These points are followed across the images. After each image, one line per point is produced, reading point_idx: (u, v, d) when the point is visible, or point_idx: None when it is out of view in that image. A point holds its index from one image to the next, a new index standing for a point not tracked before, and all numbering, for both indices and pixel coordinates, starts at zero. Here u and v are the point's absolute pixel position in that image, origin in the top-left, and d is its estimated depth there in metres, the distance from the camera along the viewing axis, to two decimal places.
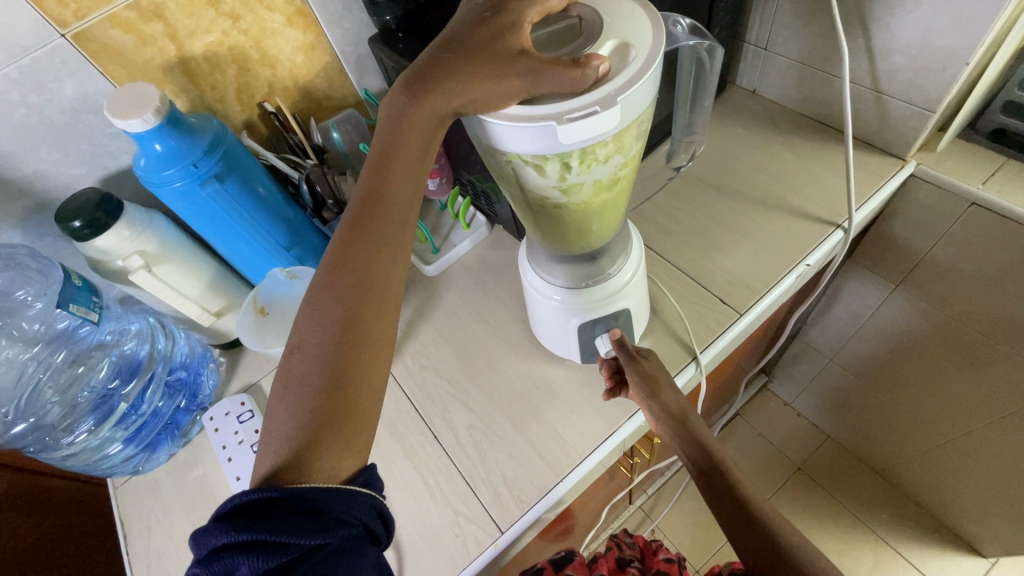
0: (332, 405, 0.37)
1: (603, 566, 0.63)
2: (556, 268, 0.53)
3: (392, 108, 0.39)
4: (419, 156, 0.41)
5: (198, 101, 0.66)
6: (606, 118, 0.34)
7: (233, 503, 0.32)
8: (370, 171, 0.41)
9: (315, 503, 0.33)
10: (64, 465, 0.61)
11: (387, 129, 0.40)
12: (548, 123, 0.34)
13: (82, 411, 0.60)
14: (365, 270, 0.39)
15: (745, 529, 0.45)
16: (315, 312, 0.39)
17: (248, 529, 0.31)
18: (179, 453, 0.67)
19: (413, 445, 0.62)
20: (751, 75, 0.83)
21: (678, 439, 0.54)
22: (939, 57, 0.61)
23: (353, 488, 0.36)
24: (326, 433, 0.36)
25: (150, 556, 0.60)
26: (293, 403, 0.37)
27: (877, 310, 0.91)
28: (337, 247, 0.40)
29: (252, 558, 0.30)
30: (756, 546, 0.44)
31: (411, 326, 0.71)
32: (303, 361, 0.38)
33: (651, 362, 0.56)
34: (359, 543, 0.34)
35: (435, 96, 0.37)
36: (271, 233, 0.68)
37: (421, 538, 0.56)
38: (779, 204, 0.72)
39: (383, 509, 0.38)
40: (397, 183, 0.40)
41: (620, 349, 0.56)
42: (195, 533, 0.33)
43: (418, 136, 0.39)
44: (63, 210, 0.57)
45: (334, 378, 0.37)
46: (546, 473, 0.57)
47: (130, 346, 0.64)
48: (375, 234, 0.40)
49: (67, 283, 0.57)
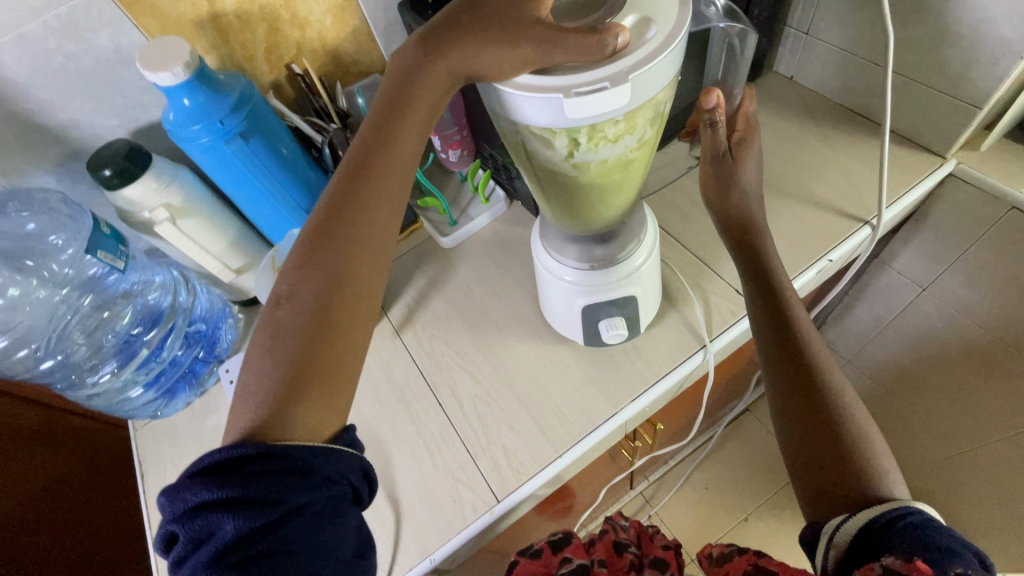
0: (308, 362, 0.37)
1: (600, 551, 0.64)
2: (568, 248, 0.53)
3: (404, 64, 0.40)
4: (426, 116, 0.42)
5: (227, 59, 0.67)
6: (615, 95, 0.33)
7: (214, 460, 0.33)
8: (374, 124, 0.41)
9: (300, 463, 0.34)
10: (89, 404, 0.65)
11: (398, 84, 0.40)
12: (555, 95, 0.33)
13: (107, 353, 0.64)
14: (361, 222, 0.40)
15: (795, 394, 0.48)
16: (307, 260, 0.39)
17: (231, 487, 0.31)
18: (196, 401, 0.70)
19: (418, 411, 0.63)
20: (792, 60, 0.79)
21: (778, 356, 0.50)
22: (992, 49, 0.58)
23: (336, 448, 0.37)
24: (308, 389, 0.37)
25: (164, 497, 0.64)
26: (275, 355, 0.37)
27: (902, 314, 0.87)
28: (335, 196, 0.40)
29: (234, 517, 0.31)
30: (812, 427, 0.46)
31: (423, 296, 0.72)
32: (291, 312, 0.38)
33: (753, 116, 0.55)
34: (341, 502, 0.36)
35: (450, 54, 0.38)
36: (292, 195, 0.68)
37: (420, 501, 0.58)
38: (806, 196, 0.69)
39: (365, 468, 0.39)
40: (400, 139, 0.41)
41: (717, 111, 0.48)
42: (168, 490, 0.32)
43: (427, 95, 0.40)
44: (94, 158, 0.59)
45: (319, 336, 0.38)
46: (546, 449, 0.58)
47: (153, 296, 0.67)
48: (373, 189, 0.41)
49: (96, 230, 0.59)
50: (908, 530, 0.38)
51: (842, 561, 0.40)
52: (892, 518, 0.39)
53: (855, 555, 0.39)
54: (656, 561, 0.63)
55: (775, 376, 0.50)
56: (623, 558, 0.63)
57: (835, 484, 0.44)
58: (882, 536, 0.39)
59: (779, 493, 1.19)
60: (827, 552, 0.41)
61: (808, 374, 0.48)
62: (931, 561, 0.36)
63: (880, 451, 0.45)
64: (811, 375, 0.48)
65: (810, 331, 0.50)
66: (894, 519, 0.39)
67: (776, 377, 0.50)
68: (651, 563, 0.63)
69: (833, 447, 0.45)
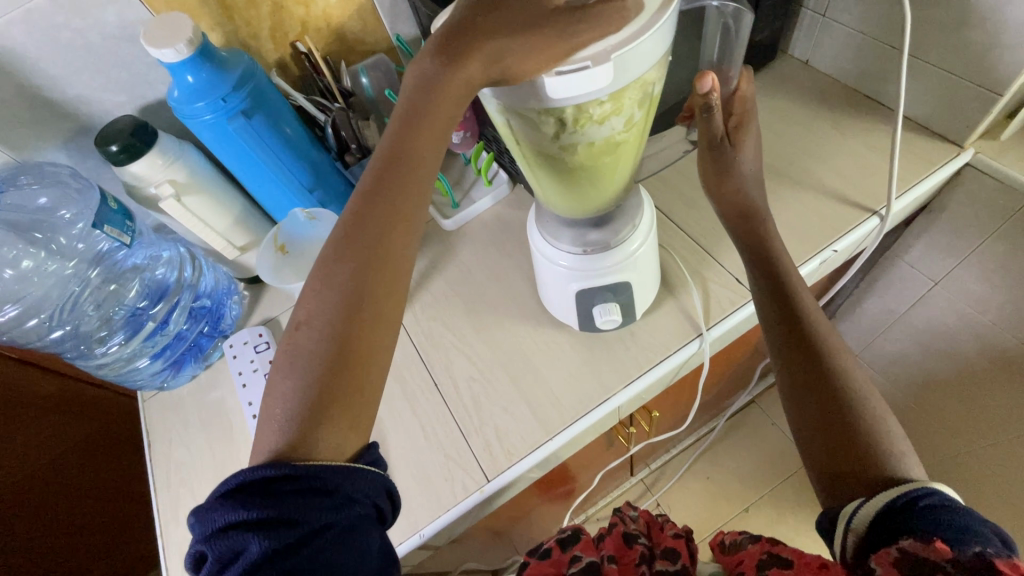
0: (334, 388, 0.36)
1: (608, 543, 0.64)
2: (562, 231, 0.52)
3: (422, 73, 0.37)
4: (446, 128, 0.39)
5: (232, 36, 0.67)
6: (597, 75, 0.34)
7: (239, 481, 0.32)
8: (392, 138, 0.39)
9: (325, 482, 0.33)
10: (99, 373, 0.68)
11: (417, 95, 0.38)
12: (538, 76, 0.35)
13: (116, 326, 0.66)
14: (378, 241, 0.38)
15: (807, 387, 0.47)
16: (324, 282, 0.37)
17: (256, 509, 0.31)
18: (201, 374, 0.72)
19: (414, 390, 0.64)
20: (807, 43, 0.77)
21: (786, 343, 0.50)
22: (1015, 32, 0.55)
23: (361, 466, 0.36)
24: (330, 412, 0.35)
25: (169, 465, 0.66)
26: (297, 379, 0.36)
27: (912, 308, 0.85)
28: (353, 215, 0.38)
29: (261, 538, 0.30)
30: (826, 413, 0.45)
31: (423, 277, 0.73)
32: (310, 338, 0.37)
33: (750, 99, 0.54)
34: (368, 522, 0.35)
35: (472, 63, 0.35)
36: (295, 175, 0.69)
37: (412, 478, 0.59)
38: (815, 184, 0.68)
39: (391, 486, 0.38)
40: (422, 152, 0.39)
41: (712, 96, 0.46)
42: (196, 509, 0.32)
43: (448, 106, 0.37)
44: (102, 133, 0.60)
45: (341, 359, 0.36)
46: (537, 431, 0.58)
47: (161, 271, 0.68)
48: (390, 205, 0.38)
49: (103, 204, 0.61)
50: (929, 510, 0.37)
51: (862, 546, 0.39)
52: (911, 498, 0.38)
53: (875, 540, 0.38)
54: (668, 553, 0.63)
55: (785, 363, 0.49)
56: (632, 550, 0.63)
57: (852, 469, 0.42)
58: (901, 518, 0.37)
59: (781, 485, 1.19)
60: (846, 538, 0.40)
61: (815, 360, 0.48)
62: (951, 542, 0.35)
63: (896, 433, 0.43)
64: (821, 364, 0.47)
65: (821, 320, 0.50)
66: (913, 499, 0.38)
67: (786, 364, 0.49)
68: (662, 554, 0.63)
69: (847, 433, 0.44)
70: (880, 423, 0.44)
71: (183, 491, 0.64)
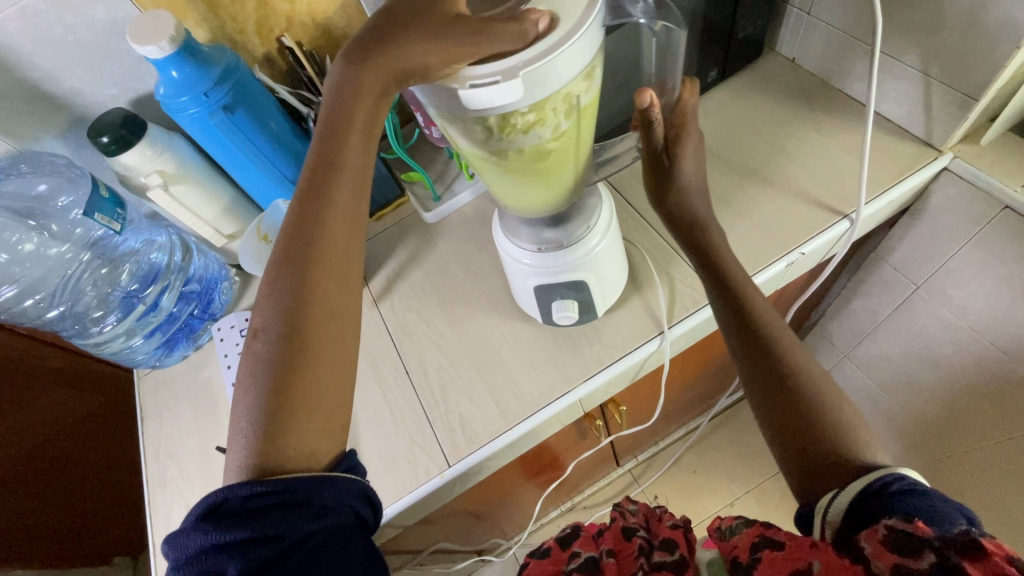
0: (296, 389, 0.38)
1: (607, 539, 0.58)
2: (520, 229, 0.54)
3: (336, 81, 0.40)
4: (368, 128, 0.41)
5: (218, 31, 0.70)
6: (509, 88, 0.35)
7: (213, 505, 0.34)
8: (319, 142, 0.41)
9: (298, 495, 0.36)
10: (99, 349, 0.73)
11: (334, 101, 0.40)
12: (456, 86, 0.37)
13: (111, 305, 0.70)
14: (315, 240, 0.40)
15: (766, 394, 0.48)
16: (272, 286, 0.40)
17: (231, 529, 0.33)
18: (192, 355, 0.76)
19: (386, 377, 0.67)
20: (793, 41, 0.76)
21: (745, 351, 0.51)
22: (989, 35, 0.55)
23: (335, 475, 0.38)
24: (296, 414, 0.38)
25: (158, 440, 0.70)
26: (262, 387, 0.39)
27: (899, 311, 0.82)
28: (292, 220, 0.40)
29: (237, 557, 0.32)
30: (788, 417, 0.46)
31: (402, 268, 0.75)
32: (265, 343, 0.39)
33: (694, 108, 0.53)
34: (346, 529, 0.37)
35: (379, 63, 0.38)
36: (279, 167, 0.72)
37: (379, 460, 0.62)
38: (789, 185, 0.68)
39: (367, 491, 0.40)
40: (348, 153, 0.41)
41: (653, 109, 0.48)
42: (172, 539, 0.34)
43: (364, 108, 0.40)
44: (94, 125, 0.63)
45: (294, 358, 0.39)
46: (498, 420, 0.61)
47: (154, 255, 0.72)
48: (323, 205, 0.40)
49: (95, 193, 0.64)
50: (901, 494, 0.37)
51: (842, 533, 0.39)
52: (884, 484, 0.39)
53: (854, 525, 0.38)
54: (665, 539, 0.57)
55: (748, 369, 0.50)
56: (630, 541, 0.57)
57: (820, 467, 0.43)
58: (876, 503, 0.38)
59: (766, 481, 1.19)
60: (826, 527, 0.40)
61: (772, 366, 0.48)
62: (929, 521, 0.35)
63: (858, 429, 0.44)
64: (777, 369, 0.48)
65: (776, 323, 0.51)
66: (885, 484, 0.39)
67: (749, 370, 0.50)
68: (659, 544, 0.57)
69: (809, 433, 0.45)
70: (844, 423, 0.45)
71: (170, 465, 0.68)
